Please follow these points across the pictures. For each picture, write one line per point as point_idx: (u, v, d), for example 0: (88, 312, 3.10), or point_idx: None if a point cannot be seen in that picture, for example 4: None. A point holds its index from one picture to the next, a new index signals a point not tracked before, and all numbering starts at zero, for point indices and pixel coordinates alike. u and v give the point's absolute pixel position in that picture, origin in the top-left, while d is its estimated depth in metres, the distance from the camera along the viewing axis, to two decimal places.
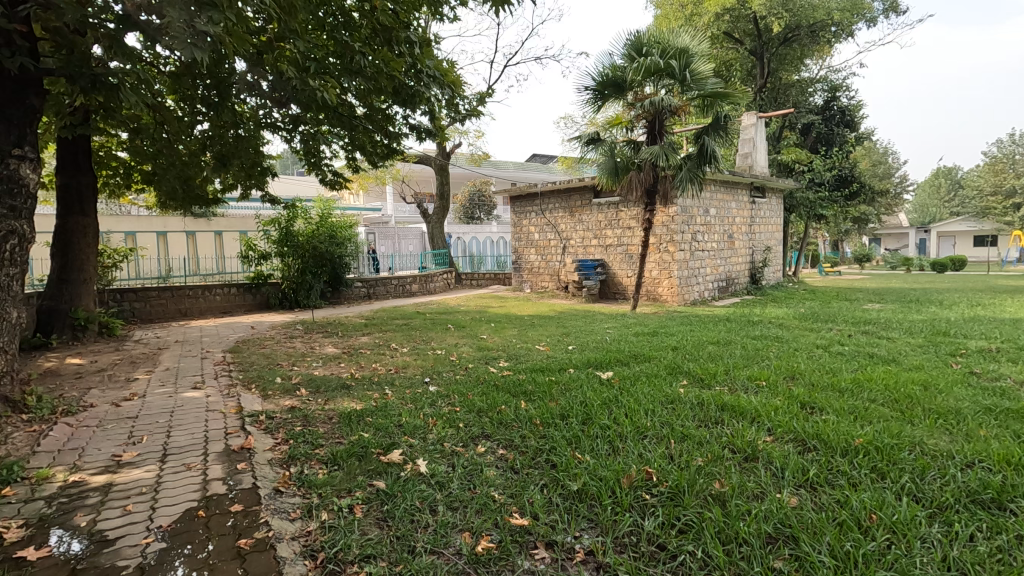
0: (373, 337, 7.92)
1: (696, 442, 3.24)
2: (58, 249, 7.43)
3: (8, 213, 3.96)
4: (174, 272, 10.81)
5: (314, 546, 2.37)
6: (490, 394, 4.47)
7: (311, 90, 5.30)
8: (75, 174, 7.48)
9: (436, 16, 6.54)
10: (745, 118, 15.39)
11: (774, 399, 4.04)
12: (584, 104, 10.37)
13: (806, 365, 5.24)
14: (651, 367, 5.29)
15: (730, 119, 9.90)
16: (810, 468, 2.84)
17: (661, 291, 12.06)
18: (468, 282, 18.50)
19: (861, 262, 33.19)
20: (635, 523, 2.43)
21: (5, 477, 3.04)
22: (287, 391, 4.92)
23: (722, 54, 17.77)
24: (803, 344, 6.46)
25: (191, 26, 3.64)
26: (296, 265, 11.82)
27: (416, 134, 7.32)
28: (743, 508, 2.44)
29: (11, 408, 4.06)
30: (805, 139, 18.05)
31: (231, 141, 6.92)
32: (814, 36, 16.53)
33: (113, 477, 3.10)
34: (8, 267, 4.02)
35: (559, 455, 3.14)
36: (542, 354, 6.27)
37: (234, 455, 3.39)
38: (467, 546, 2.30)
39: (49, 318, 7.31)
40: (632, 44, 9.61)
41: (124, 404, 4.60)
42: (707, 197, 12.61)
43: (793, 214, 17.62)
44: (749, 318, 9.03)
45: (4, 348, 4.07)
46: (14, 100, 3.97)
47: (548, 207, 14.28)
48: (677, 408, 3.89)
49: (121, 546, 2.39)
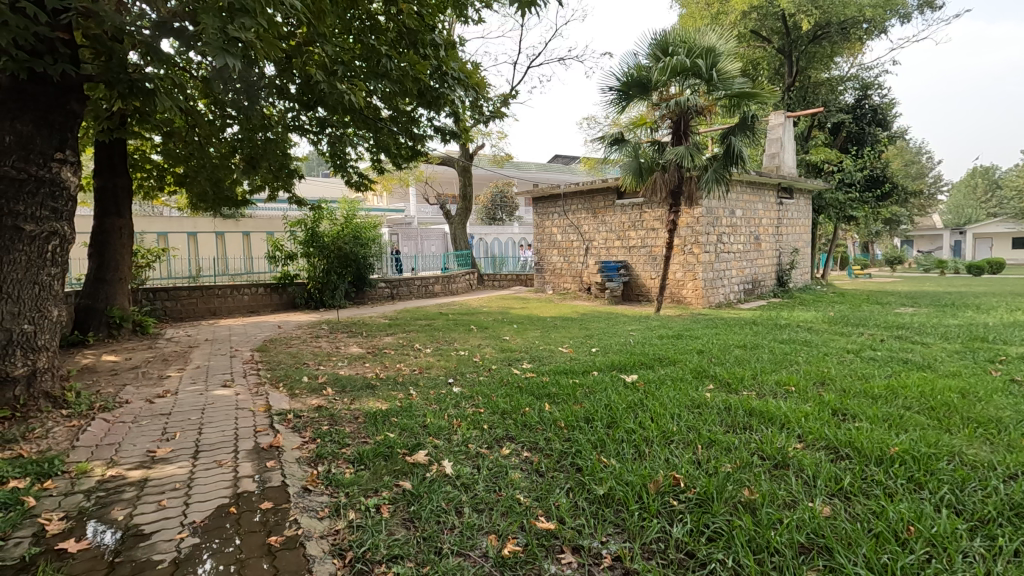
0: (396, 338, 7.99)
1: (723, 448, 3.19)
2: (95, 250, 7.68)
3: (50, 214, 4.11)
4: (203, 272, 11.06)
5: (343, 545, 2.39)
6: (514, 396, 4.48)
7: (339, 93, 5.37)
8: (111, 176, 7.70)
9: (461, 18, 6.61)
10: (772, 118, 15.12)
11: (803, 404, 3.96)
12: (608, 105, 10.33)
13: (837, 370, 5.12)
14: (676, 370, 5.23)
15: (758, 119, 9.69)
16: (843, 477, 2.77)
17: (685, 293, 11.92)
18: (490, 283, 18.58)
19: (893, 264, 32.39)
20: (663, 530, 2.40)
21: (47, 470, 3.15)
22: (314, 391, 4.99)
23: (749, 53, 17.51)
24: (833, 348, 6.32)
25: (225, 33, 3.74)
26: (321, 266, 11.99)
27: (440, 136, 7.38)
28: (774, 517, 2.39)
29: (51, 404, 4.20)
30: (835, 139, 17.65)
31: (260, 144, 7.06)
32: (845, 33, 16.12)
33: (148, 472, 3.19)
34: (50, 267, 4.18)
35: (584, 459, 3.12)
36: (565, 356, 6.28)
37: (264, 453, 3.45)
38: (494, 548, 2.31)
39: (85, 316, 7.56)
40: (658, 44, 9.56)
41: (157, 401, 4.72)
42: (733, 198, 12.43)
43: (822, 215, 17.25)
44: (775, 321, 8.88)
45: (46, 345, 4.21)
46: (55, 106, 4.10)
47: (570, 208, 14.25)
48: (704, 413, 3.83)
49: (156, 540, 2.45)
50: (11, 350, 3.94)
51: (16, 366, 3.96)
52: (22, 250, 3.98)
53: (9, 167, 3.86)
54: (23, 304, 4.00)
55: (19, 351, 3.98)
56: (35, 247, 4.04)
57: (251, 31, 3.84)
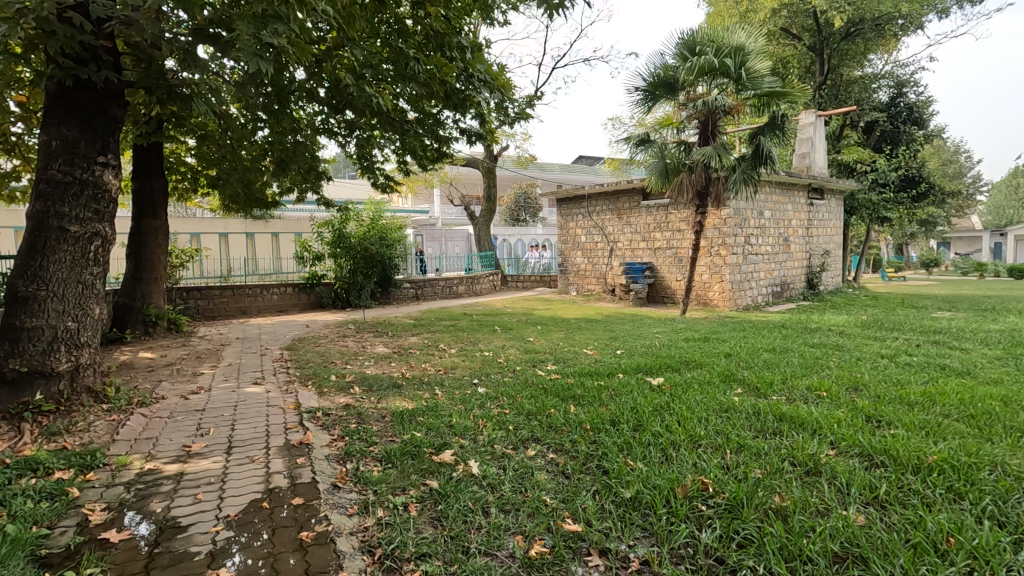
0: (421, 338, 8.07)
1: (753, 454, 3.14)
2: (133, 250, 7.94)
3: (93, 216, 4.26)
4: (234, 272, 11.40)
5: (372, 542, 2.43)
6: (539, 398, 4.48)
7: (367, 96, 5.43)
8: (148, 178, 7.95)
9: (487, 20, 6.64)
10: (803, 117, 14.80)
11: (836, 410, 3.88)
12: (634, 105, 10.26)
13: (871, 375, 4.99)
14: (703, 374, 5.17)
15: (788, 118, 9.50)
16: (879, 486, 2.70)
17: (712, 296, 11.77)
18: (513, 284, 18.60)
19: (930, 267, 31.40)
20: (691, 535, 2.38)
21: (89, 463, 3.27)
22: (341, 389, 5.07)
23: (779, 51, 17.07)
24: (867, 353, 6.16)
25: (258, 39, 3.82)
26: (348, 266, 12.16)
27: (466, 137, 7.42)
28: (806, 525, 2.35)
29: (93, 398, 4.36)
30: (868, 138, 17.20)
31: (289, 147, 7.20)
32: (879, 29, 15.69)
33: (183, 467, 3.28)
34: (92, 267, 4.34)
35: (611, 462, 3.11)
36: (590, 358, 6.25)
37: (294, 449, 3.52)
38: (521, 549, 2.31)
39: (123, 313, 7.82)
40: (685, 44, 9.46)
41: (192, 398, 4.85)
42: (761, 199, 12.21)
43: (855, 217, 16.82)
44: (805, 324, 8.70)
45: (89, 342, 4.36)
46: (97, 111, 4.25)
47: (595, 209, 14.20)
48: (732, 418, 3.77)
49: (193, 533, 2.52)
50: (56, 346, 4.09)
51: (60, 361, 4.11)
52: (67, 251, 4.13)
53: (56, 171, 4.07)
54: (68, 302, 4.16)
55: (63, 348, 4.14)
56: (79, 247, 4.20)
57: (283, 36, 3.92)
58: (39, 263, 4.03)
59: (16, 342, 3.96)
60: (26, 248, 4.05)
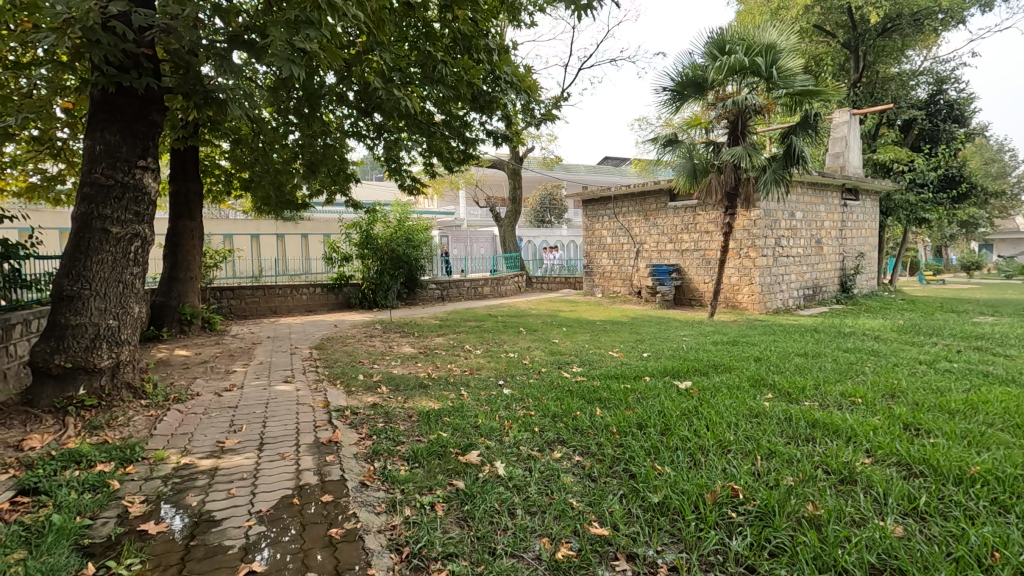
0: (446, 338, 8.14)
1: (785, 460, 3.07)
2: (170, 251, 8.19)
3: (134, 218, 4.41)
4: (265, 272, 11.69)
5: (399, 540, 2.45)
6: (564, 400, 4.46)
7: (395, 99, 5.50)
8: (184, 181, 8.18)
9: (514, 22, 6.65)
10: (836, 116, 14.42)
11: (871, 417, 3.76)
12: (662, 105, 10.14)
13: (908, 382, 4.82)
14: (732, 378, 5.07)
15: (821, 117, 9.26)
16: (918, 496, 2.61)
17: (741, 298, 11.56)
18: (539, 285, 18.56)
19: (971, 271, 30.22)
20: (721, 542, 2.34)
21: (129, 456, 3.39)
22: (369, 388, 5.15)
23: (812, 48, 16.64)
24: (903, 359, 5.96)
25: (291, 44, 3.91)
26: (375, 267, 12.31)
27: (492, 139, 7.43)
28: (841, 534, 2.29)
29: (132, 394, 4.51)
30: (906, 137, 16.66)
31: (320, 150, 7.34)
32: (918, 25, 15.18)
33: (218, 462, 3.37)
34: (132, 267, 4.48)
35: (638, 466, 3.07)
36: (616, 360, 6.20)
37: (324, 447, 3.59)
38: (547, 552, 2.31)
39: (160, 312, 8.06)
40: (714, 43, 9.32)
41: (225, 395, 4.98)
42: (793, 200, 11.94)
43: (891, 218, 16.33)
44: (839, 328, 8.48)
45: (128, 339, 4.51)
46: (138, 116, 4.41)
47: (621, 211, 14.09)
48: (762, 423, 3.69)
49: (227, 527, 2.58)
50: (99, 343, 4.25)
51: (102, 358, 4.27)
52: (108, 251, 4.28)
53: (99, 174, 4.23)
54: (109, 300, 4.31)
55: (105, 345, 4.29)
56: (120, 248, 4.34)
57: (315, 41, 3.99)
58: (83, 264, 4.19)
59: (61, 339, 4.12)
60: (71, 249, 4.22)
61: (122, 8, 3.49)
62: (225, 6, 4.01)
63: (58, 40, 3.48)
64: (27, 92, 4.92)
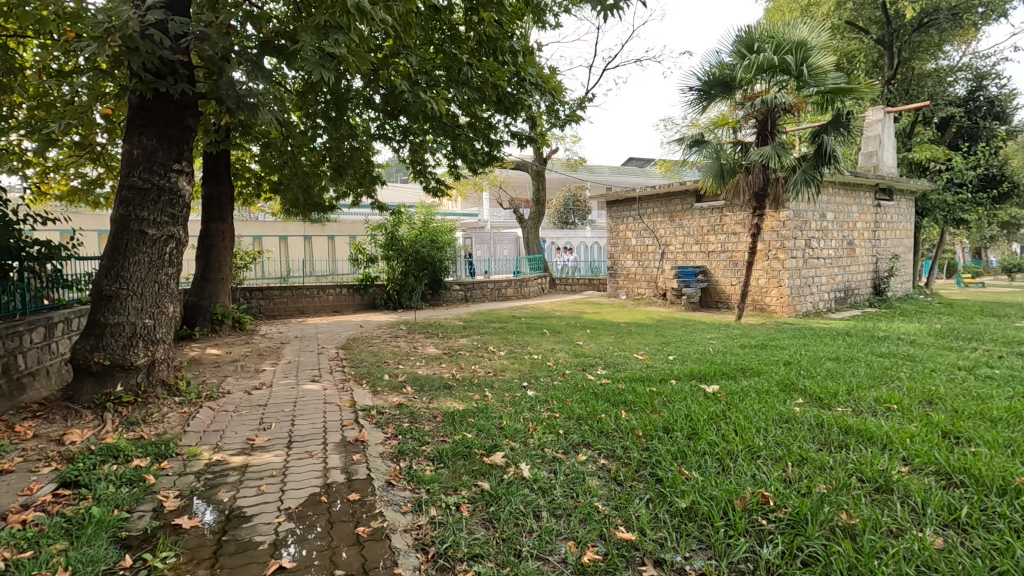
0: (470, 339, 8.18)
1: (817, 467, 2.99)
2: (202, 252, 8.41)
3: (169, 220, 4.54)
4: (293, 272, 11.98)
5: (425, 540, 2.47)
6: (589, 402, 4.42)
7: (422, 101, 5.55)
8: (216, 184, 8.39)
9: (539, 23, 6.64)
10: (870, 114, 14.03)
11: (908, 424, 3.64)
12: (688, 105, 10.02)
13: (947, 388, 4.65)
14: (761, 382, 4.97)
15: (854, 116, 9.02)
16: (959, 507, 2.52)
17: (770, 301, 11.33)
18: (562, 287, 18.49)
19: (1013, 274, 29.07)
20: (751, 549, 2.29)
21: (163, 452, 3.48)
22: (394, 388, 5.20)
23: (844, 45, 16.20)
24: (941, 364, 5.77)
25: (321, 49, 3.96)
26: (400, 268, 12.43)
27: (516, 141, 7.43)
28: (877, 545, 2.22)
29: (166, 391, 4.64)
30: (943, 135, 16.14)
31: (347, 153, 7.45)
32: (956, 19, 14.63)
33: (248, 459, 3.43)
34: (167, 268, 4.61)
35: (665, 470, 3.03)
36: (641, 363, 6.14)
37: (350, 446, 3.63)
38: (573, 555, 2.29)
39: (193, 312, 8.29)
40: (742, 41, 9.16)
41: (255, 393, 5.09)
42: (824, 200, 11.66)
43: (927, 219, 15.83)
44: (872, 332, 8.24)
45: (162, 338, 4.63)
46: (173, 121, 4.53)
47: (646, 212, 13.95)
48: (793, 429, 3.61)
49: (257, 523, 2.63)
50: (135, 341, 4.38)
51: (138, 356, 4.39)
52: (145, 253, 4.41)
53: (137, 178, 4.37)
54: (145, 300, 4.43)
55: (141, 344, 4.42)
56: (156, 249, 4.47)
57: (344, 46, 4.04)
58: (121, 264, 4.33)
59: (101, 337, 4.26)
60: (110, 250, 4.36)
61: (159, 16, 3.60)
62: (257, 14, 4.09)
63: (100, 49, 3.61)
64: (69, 100, 5.11)
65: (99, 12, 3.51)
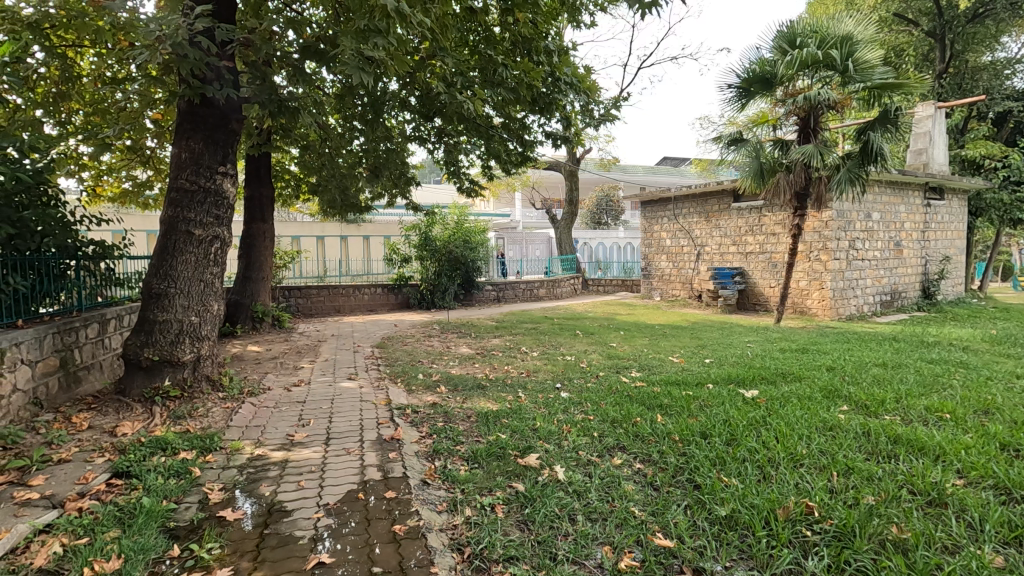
0: (503, 339, 8.20)
1: (864, 477, 2.88)
2: (245, 252, 8.67)
3: (214, 221, 4.69)
4: (329, 272, 12.22)
5: (460, 540, 2.48)
6: (624, 405, 4.37)
7: (457, 102, 5.58)
8: (258, 186, 8.64)
9: (574, 23, 6.62)
10: (920, 110, 13.40)
11: (962, 435, 3.47)
12: (726, 103, 9.79)
13: (1005, 398, 4.41)
14: (803, 388, 4.80)
15: (903, 111, 8.64)
16: (1020, 524, 2.39)
17: (811, 304, 10.97)
18: (595, 288, 18.34)
19: None
20: (795, 561, 2.22)
21: (208, 446, 3.59)
22: (428, 387, 5.25)
23: (891, 38, 15.64)
24: (998, 372, 5.47)
25: (360, 52, 4.02)
26: (433, 268, 12.52)
27: (550, 141, 7.41)
28: (931, 561, 2.13)
29: (211, 386, 4.80)
30: (998, 131, 15.37)
31: (382, 154, 7.56)
32: (1015, 8, 13.91)
33: (288, 455, 3.51)
34: (212, 267, 4.75)
35: (703, 476, 2.97)
36: (677, 366, 6.03)
37: (386, 444, 3.67)
38: (609, 560, 2.26)
39: (235, 309, 8.56)
40: (785, 36, 8.90)
41: (294, 390, 5.21)
42: (869, 200, 11.24)
43: (981, 219, 15.09)
44: (921, 337, 7.90)
45: (207, 335, 4.77)
46: (219, 125, 4.65)
47: (681, 212, 13.69)
48: (837, 437, 3.48)
49: (297, 517, 2.68)
50: (182, 338, 4.54)
51: (184, 352, 4.55)
52: (192, 252, 4.58)
53: (184, 181, 4.53)
54: (192, 298, 4.58)
55: (187, 340, 4.58)
56: (202, 249, 4.63)
57: (383, 49, 4.09)
58: (170, 264, 4.51)
59: (150, 334, 4.44)
60: (160, 250, 4.54)
61: (206, 24, 3.73)
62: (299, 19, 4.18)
63: (150, 56, 3.73)
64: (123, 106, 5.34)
65: (151, 21, 3.65)
